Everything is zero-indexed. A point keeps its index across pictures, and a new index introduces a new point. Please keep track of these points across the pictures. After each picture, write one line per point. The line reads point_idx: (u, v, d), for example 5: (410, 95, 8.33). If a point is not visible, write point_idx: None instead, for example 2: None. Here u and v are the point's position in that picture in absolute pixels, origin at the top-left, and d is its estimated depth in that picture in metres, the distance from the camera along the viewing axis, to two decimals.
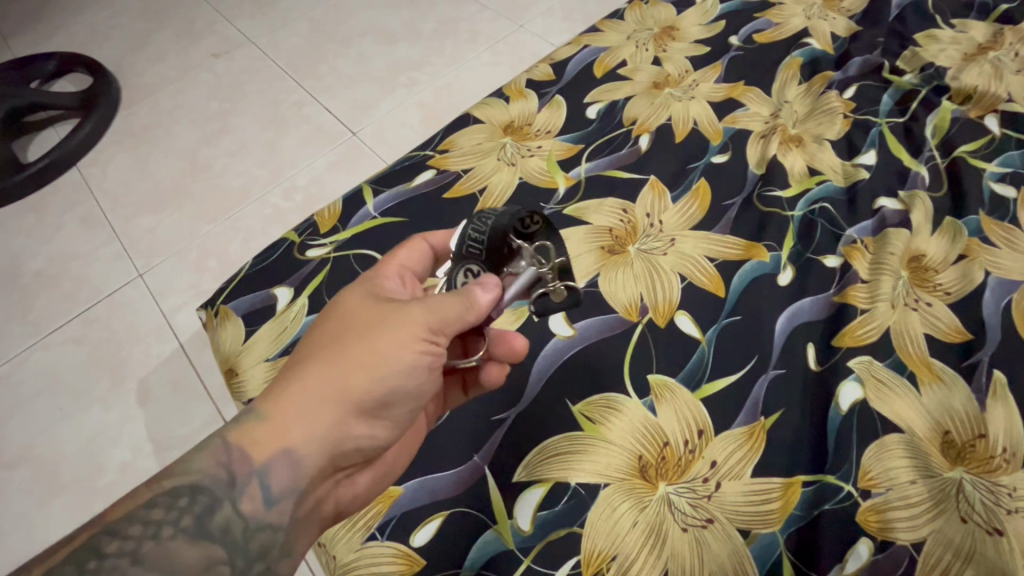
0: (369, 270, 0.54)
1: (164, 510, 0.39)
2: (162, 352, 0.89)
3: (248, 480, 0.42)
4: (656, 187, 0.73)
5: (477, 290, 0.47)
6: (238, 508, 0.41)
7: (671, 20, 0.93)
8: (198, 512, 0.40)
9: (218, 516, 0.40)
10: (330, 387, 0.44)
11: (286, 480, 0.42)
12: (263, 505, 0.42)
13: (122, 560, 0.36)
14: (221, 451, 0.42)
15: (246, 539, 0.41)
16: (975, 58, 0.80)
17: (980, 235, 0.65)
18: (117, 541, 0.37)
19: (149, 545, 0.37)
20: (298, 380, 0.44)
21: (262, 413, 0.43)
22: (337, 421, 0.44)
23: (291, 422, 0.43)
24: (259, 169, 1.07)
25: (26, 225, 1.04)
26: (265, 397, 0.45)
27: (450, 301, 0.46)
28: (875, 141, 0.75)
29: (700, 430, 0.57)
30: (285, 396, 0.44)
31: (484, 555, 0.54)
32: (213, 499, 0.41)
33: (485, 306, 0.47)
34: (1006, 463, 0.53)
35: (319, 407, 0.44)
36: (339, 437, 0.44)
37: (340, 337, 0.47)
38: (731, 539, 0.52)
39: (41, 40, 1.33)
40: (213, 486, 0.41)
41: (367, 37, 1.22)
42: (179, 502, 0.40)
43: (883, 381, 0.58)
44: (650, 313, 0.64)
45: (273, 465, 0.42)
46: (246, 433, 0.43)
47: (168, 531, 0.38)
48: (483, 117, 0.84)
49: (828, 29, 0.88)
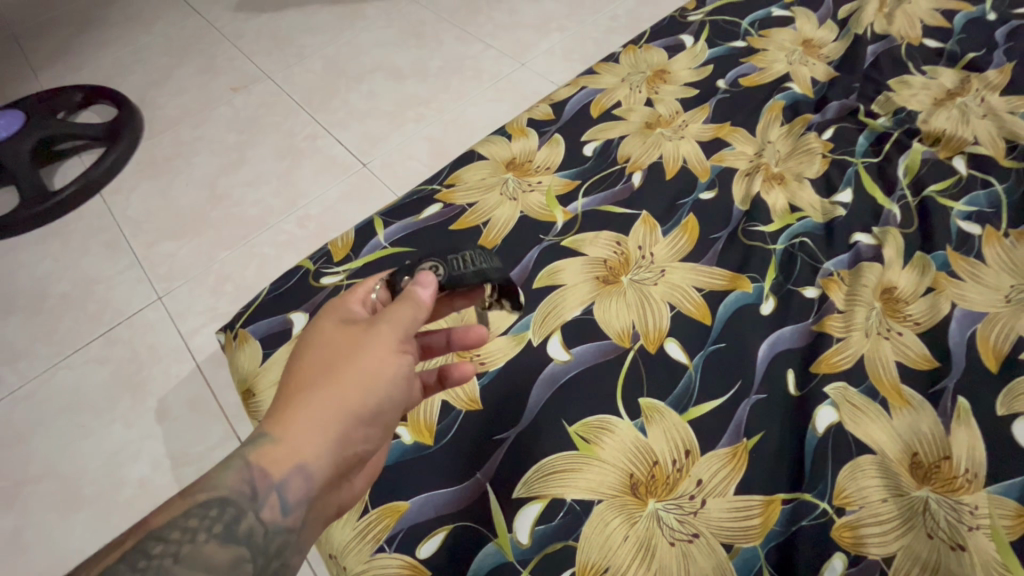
0: (332, 300, 0.56)
1: (198, 519, 0.43)
2: (180, 372, 0.93)
3: (268, 493, 0.45)
4: (648, 222, 0.79)
5: (417, 289, 0.51)
6: (260, 516, 0.45)
7: (663, 63, 1.00)
8: (226, 522, 0.44)
9: (243, 524, 0.44)
10: (328, 404, 0.47)
11: (300, 492, 0.46)
12: (281, 513, 0.45)
13: (166, 560, 0.40)
14: (243, 470, 0.45)
15: (265, 541, 0.45)
16: (944, 103, 0.87)
17: (947, 269, 0.70)
18: (162, 544, 0.41)
19: (188, 547, 0.41)
20: (299, 405, 0.46)
21: (274, 435, 0.46)
22: (341, 433, 0.47)
23: (303, 441, 0.46)
24: (274, 198, 1.13)
25: (51, 250, 1.10)
26: (272, 421, 0.47)
27: (410, 314, 0.50)
28: (852, 180, 0.80)
29: (687, 451, 0.61)
30: (290, 419, 0.46)
31: (486, 565, 0.58)
32: (238, 510, 0.44)
33: (428, 303, 0.51)
34: (968, 483, 0.57)
35: (324, 424, 0.46)
36: (343, 445, 0.47)
37: (325, 362, 0.49)
38: (715, 553, 0.56)
39: (69, 73, 1.40)
40: (238, 498, 0.45)
41: (377, 74, 1.30)
42: (211, 512, 0.44)
43: (857, 406, 0.62)
44: (641, 339, 0.69)
45: (289, 480, 0.45)
46: (265, 453, 0.45)
47: (203, 536, 0.42)
48: (486, 153, 0.91)
49: (808, 74, 0.95)
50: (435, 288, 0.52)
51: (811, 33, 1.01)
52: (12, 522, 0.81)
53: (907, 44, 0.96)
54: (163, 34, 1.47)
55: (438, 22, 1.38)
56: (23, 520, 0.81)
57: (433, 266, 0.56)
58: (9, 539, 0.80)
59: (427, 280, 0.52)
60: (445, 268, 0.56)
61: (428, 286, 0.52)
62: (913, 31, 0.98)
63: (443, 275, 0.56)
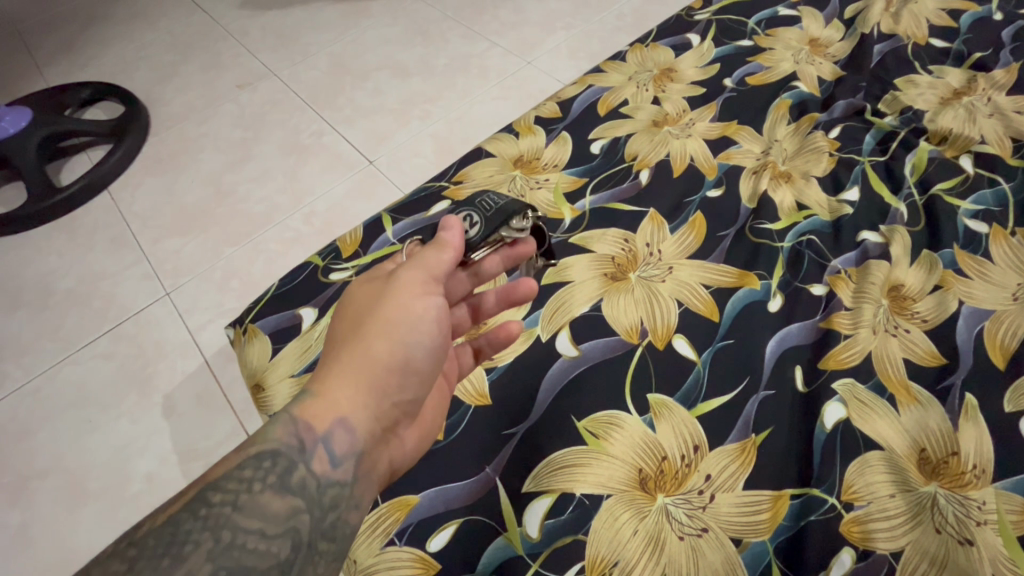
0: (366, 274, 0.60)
1: (252, 470, 0.45)
2: (187, 368, 0.94)
3: (316, 445, 0.47)
4: (655, 220, 0.79)
5: (444, 233, 0.55)
6: (310, 468, 0.46)
7: (670, 62, 1.01)
8: (280, 472, 0.45)
9: (296, 474, 0.46)
10: (360, 357, 0.49)
11: (346, 444, 0.48)
12: (330, 466, 0.47)
13: (226, 507, 0.42)
14: (289, 423, 0.47)
15: (319, 492, 0.46)
16: (950, 102, 0.87)
17: (954, 267, 0.71)
18: (221, 492, 0.42)
19: (245, 497, 0.43)
20: (336, 360, 0.50)
21: (314, 391, 0.49)
22: (375, 384, 0.49)
23: (340, 396, 0.48)
24: (281, 195, 1.13)
25: (58, 246, 1.10)
26: (313, 381, 0.50)
27: (435, 256, 0.54)
28: (858, 178, 0.81)
29: (696, 446, 0.61)
30: (328, 376, 0.50)
31: (496, 559, 0.58)
32: (289, 462, 0.46)
33: (453, 245, 0.54)
34: (976, 478, 0.57)
35: (358, 378, 0.49)
36: (379, 395, 0.50)
37: (357, 317, 0.52)
38: (725, 548, 0.56)
39: (74, 71, 1.41)
40: (288, 451, 0.46)
41: (383, 71, 1.30)
42: (263, 464, 0.45)
43: (864, 402, 0.62)
44: (650, 336, 0.69)
45: (332, 433, 0.48)
46: (308, 407, 0.48)
47: (258, 485, 0.44)
48: (494, 151, 0.91)
49: (814, 73, 0.95)
50: (461, 231, 0.56)
51: (817, 32, 1.01)
52: (21, 514, 0.81)
53: (913, 44, 0.96)
54: (169, 31, 1.47)
55: (443, 20, 1.38)
56: (30, 514, 0.81)
57: (468, 217, 0.59)
58: (18, 533, 0.80)
59: (453, 223, 0.55)
60: (479, 216, 0.59)
61: (455, 229, 0.55)
62: (920, 30, 0.98)
63: (478, 221, 0.59)
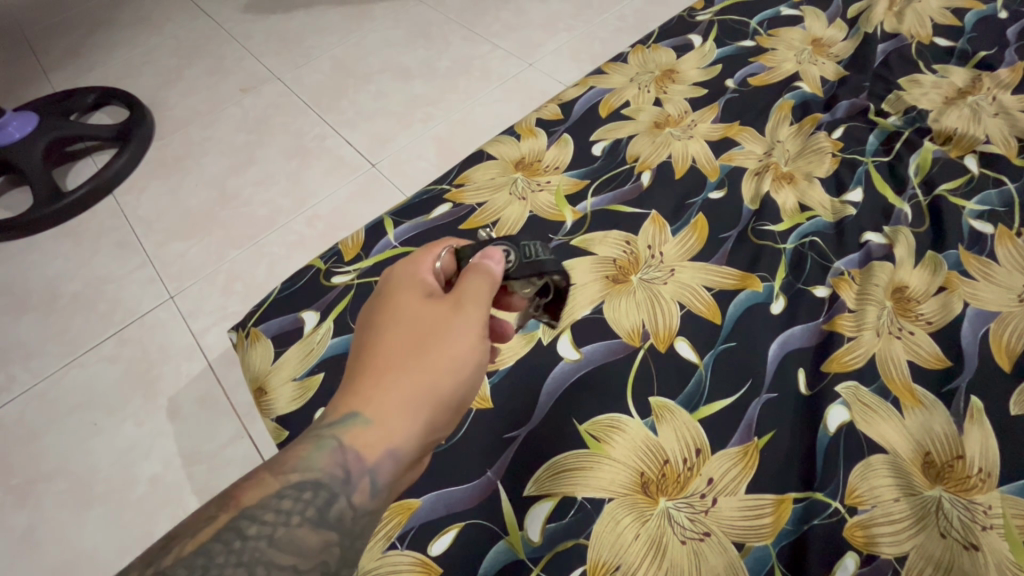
0: (401, 269, 0.55)
1: (292, 501, 0.44)
2: (192, 370, 0.94)
3: (361, 477, 0.47)
4: (657, 221, 0.79)
5: (486, 262, 0.52)
6: (351, 500, 0.46)
7: (671, 63, 1.00)
8: (320, 504, 0.45)
9: (337, 507, 0.46)
10: (419, 390, 0.47)
11: (388, 475, 0.48)
12: (371, 496, 0.47)
13: (261, 542, 0.41)
14: (336, 452, 0.46)
15: (353, 522, 0.46)
16: (955, 102, 0.86)
17: (959, 268, 0.70)
18: (256, 525, 0.42)
19: (282, 530, 0.43)
20: (390, 387, 0.48)
21: (367, 417, 0.47)
22: (429, 421, 0.48)
23: (395, 428, 0.47)
24: (284, 198, 1.13)
25: (63, 250, 1.11)
26: (360, 404, 0.47)
27: (486, 285, 0.51)
28: (862, 179, 0.80)
29: (698, 449, 0.61)
30: (382, 403, 0.47)
31: (498, 563, 0.58)
32: (332, 493, 0.46)
33: (499, 278, 0.52)
34: (982, 482, 0.57)
35: (414, 411, 0.48)
36: (429, 432, 0.49)
37: (414, 341, 0.49)
38: (727, 552, 0.56)
39: (80, 75, 1.42)
40: (331, 482, 0.46)
41: (385, 75, 1.31)
42: (304, 495, 0.45)
43: (868, 405, 0.62)
44: (652, 338, 0.69)
45: (381, 464, 0.47)
46: (359, 436, 0.46)
47: (297, 519, 0.43)
48: (496, 153, 0.91)
49: (817, 73, 0.95)
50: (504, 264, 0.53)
51: (820, 32, 1.01)
52: (27, 517, 0.82)
53: (917, 43, 0.96)
54: (174, 35, 1.48)
55: (445, 23, 1.39)
56: (36, 517, 0.82)
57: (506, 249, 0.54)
58: (24, 535, 0.81)
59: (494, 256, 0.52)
60: (518, 255, 0.54)
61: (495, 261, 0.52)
62: (923, 29, 0.97)
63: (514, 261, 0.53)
